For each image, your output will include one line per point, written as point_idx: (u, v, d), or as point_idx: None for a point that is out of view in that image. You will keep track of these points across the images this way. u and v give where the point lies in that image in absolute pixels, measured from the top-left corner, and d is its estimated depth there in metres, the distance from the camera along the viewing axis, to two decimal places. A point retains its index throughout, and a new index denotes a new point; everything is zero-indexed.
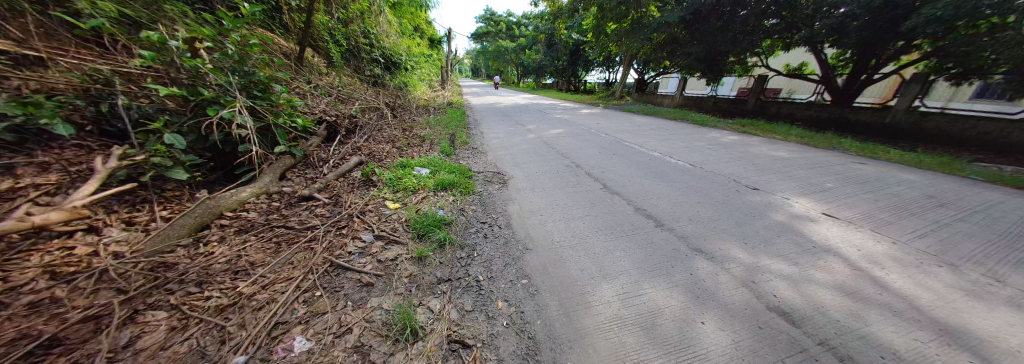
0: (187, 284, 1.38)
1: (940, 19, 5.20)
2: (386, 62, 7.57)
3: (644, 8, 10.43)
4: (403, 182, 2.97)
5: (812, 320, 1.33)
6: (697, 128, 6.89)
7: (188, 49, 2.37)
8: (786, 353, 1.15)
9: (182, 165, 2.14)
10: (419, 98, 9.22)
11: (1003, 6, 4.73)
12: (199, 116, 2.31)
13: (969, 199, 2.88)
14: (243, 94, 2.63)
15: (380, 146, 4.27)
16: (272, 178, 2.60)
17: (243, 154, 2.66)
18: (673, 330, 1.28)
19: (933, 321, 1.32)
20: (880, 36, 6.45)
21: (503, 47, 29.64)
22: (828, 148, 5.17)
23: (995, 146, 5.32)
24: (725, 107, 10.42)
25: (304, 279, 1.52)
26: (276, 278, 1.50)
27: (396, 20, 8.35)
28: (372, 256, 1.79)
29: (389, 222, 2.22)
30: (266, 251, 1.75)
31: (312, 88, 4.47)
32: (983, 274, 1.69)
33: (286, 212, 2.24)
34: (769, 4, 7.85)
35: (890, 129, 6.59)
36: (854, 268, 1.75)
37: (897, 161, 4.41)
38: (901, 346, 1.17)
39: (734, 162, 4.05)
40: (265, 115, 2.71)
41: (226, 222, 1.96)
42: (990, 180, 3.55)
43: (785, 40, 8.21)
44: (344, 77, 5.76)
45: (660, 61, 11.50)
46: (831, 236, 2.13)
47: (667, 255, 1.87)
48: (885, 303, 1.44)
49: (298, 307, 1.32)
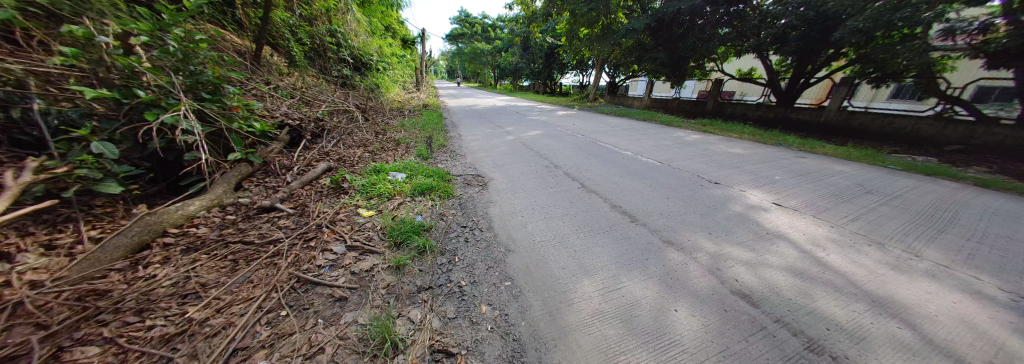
0: (125, 312, 1.20)
1: (861, 30, 6.01)
2: (355, 62, 7.21)
3: (613, 15, 10.93)
4: (376, 187, 2.84)
5: (770, 300, 1.47)
6: (665, 128, 7.33)
7: (121, 45, 2.07)
8: (749, 332, 1.27)
9: (114, 176, 1.86)
10: (393, 100, 8.88)
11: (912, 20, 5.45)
12: (135, 121, 2.03)
13: (890, 186, 3.35)
14: (189, 96, 2.36)
15: (350, 151, 4.06)
16: (227, 188, 2.35)
17: (191, 163, 2.40)
18: (650, 320, 1.35)
19: (867, 293, 1.52)
20: (814, 45, 7.31)
21: (478, 49, 29.44)
22: (776, 144, 5.76)
23: (908, 140, 6.24)
24: (687, 108, 11.20)
25: (266, 299, 1.39)
26: (234, 300, 1.35)
27: (366, 18, 8.02)
28: (346, 268, 1.69)
29: (363, 231, 2.12)
30: (221, 270, 1.57)
31: (272, 89, 4.15)
32: (905, 250, 1.97)
33: (242, 226, 2.04)
34: (723, 14, 8.55)
35: (825, 126, 7.57)
36: (801, 251, 1.96)
37: (832, 154, 5.02)
38: (842, 318, 1.34)
39: (698, 159, 4.37)
40: (216, 119, 2.46)
41: (171, 240, 1.75)
42: (906, 169, 4.15)
43: (737, 47, 9.05)
44: (309, 78, 5.40)
45: (629, 65, 12.13)
46: (781, 223, 2.37)
47: (641, 248, 1.97)
48: (828, 281, 1.63)
49: (261, 330, 1.21)
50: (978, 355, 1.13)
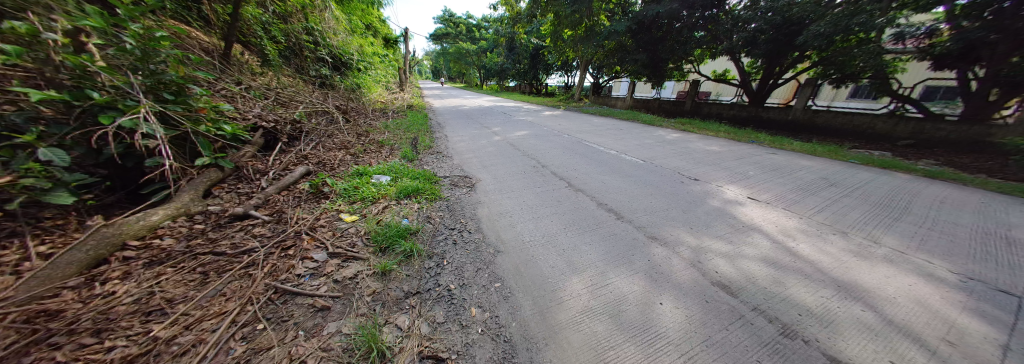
0: (81, 333, 1.09)
1: (823, 35, 6.46)
2: (334, 62, 6.94)
3: (595, 17, 11.16)
4: (359, 191, 2.75)
5: (747, 289, 1.55)
6: (646, 127, 7.57)
7: (70, 43, 1.89)
8: (729, 321, 1.33)
9: (65, 186, 1.69)
10: (376, 100, 8.62)
11: (867, 25, 5.91)
12: (89, 125, 1.86)
13: (851, 179, 3.62)
14: (150, 97, 2.18)
15: (331, 154, 3.90)
16: (195, 195, 2.19)
17: (154, 169, 2.22)
18: (637, 314, 1.38)
19: (833, 279, 1.64)
20: (782, 49, 7.79)
21: (463, 49, 29.13)
22: (749, 142, 6.09)
23: (865, 136, 6.80)
24: (667, 108, 11.62)
25: (240, 313, 1.30)
26: (204, 315, 1.26)
27: (345, 17, 7.75)
28: (328, 277, 1.62)
29: (346, 237, 2.04)
30: (188, 284, 1.46)
31: (244, 90, 3.92)
32: (865, 237, 2.15)
33: (213, 236, 1.91)
34: (699, 18, 8.94)
35: (792, 124, 8.10)
36: (774, 242, 2.08)
37: (799, 150, 5.37)
38: (812, 304, 1.43)
39: (678, 157, 4.55)
40: (181, 121, 2.28)
41: (132, 253, 1.62)
42: (864, 163, 4.51)
43: (711, 49, 9.49)
44: (284, 78, 5.15)
45: (611, 66, 12.42)
46: (755, 216, 2.50)
47: (627, 244, 2.03)
48: (799, 269, 1.74)
49: (235, 345, 1.13)
50: (930, 332, 1.24)
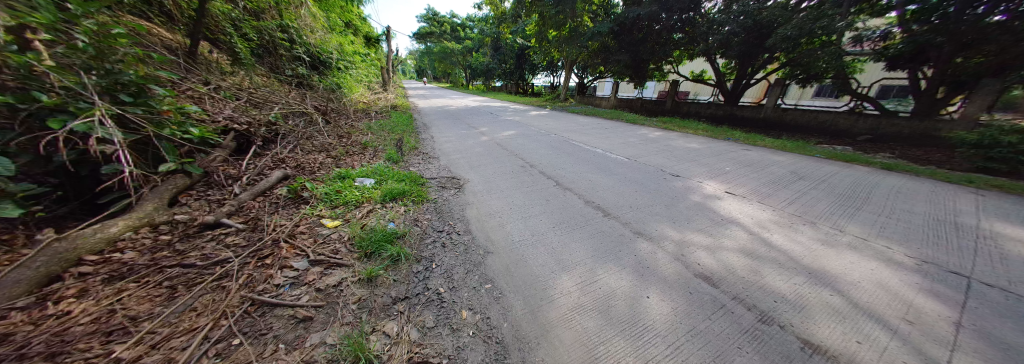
0: (30, 359, 0.99)
1: (790, 37, 6.87)
2: (312, 60, 6.65)
3: (579, 19, 11.32)
4: (342, 195, 2.65)
5: (727, 279, 1.63)
6: (630, 126, 7.77)
7: (13, 40, 1.71)
8: (712, 310, 1.39)
9: (10, 197, 1.53)
10: (358, 100, 8.34)
11: (828, 29, 6.36)
12: (35, 130, 1.68)
13: (818, 173, 3.88)
14: (106, 99, 2.00)
15: (310, 157, 3.74)
16: (160, 203, 2.03)
17: (113, 177, 2.04)
18: (626, 308, 1.42)
19: (804, 267, 1.75)
20: (753, 51, 8.23)
21: (447, 49, 28.72)
22: (725, 139, 6.39)
23: (829, 132, 7.32)
24: (649, 107, 11.98)
25: (213, 328, 1.22)
26: (173, 333, 1.17)
27: (323, 14, 7.45)
28: (309, 286, 1.55)
29: (328, 243, 1.96)
30: (154, 299, 1.35)
31: (212, 90, 3.68)
32: (832, 226, 2.30)
33: (180, 247, 1.78)
34: (677, 20, 9.26)
35: (764, 122, 8.57)
36: (751, 233, 2.19)
37: (772, 146, 5.69)
38: (787, 291, 1.52)
39: (661, 154, 4.70)
40: (143, 125, 2.09)
41: (89, 269, 1.48)
42: (830, 157, 4.84)
43: (689, 51, 9.88)
44: (257, 78, 4.88)
45: (595, 66, 12.66)
46: (733, 210, 2.62)
47: (615, 241, 2.07)
48: (773, 258, 1.85)
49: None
50: (892, 313, 1.35)
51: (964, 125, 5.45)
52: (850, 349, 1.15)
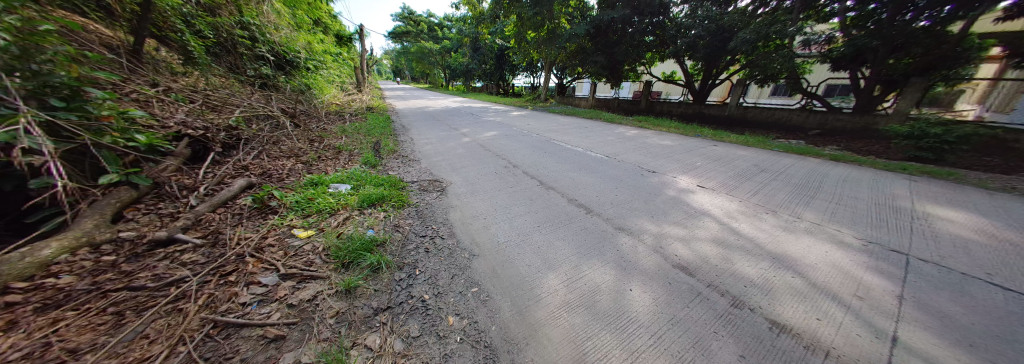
0: None
1: (749, 40, 7.42)
2: (277, 60, 6.23)
3: (556, 20, 11.50)
4: (315, 203, 2.51)
5: (702, 269, 1.72)
6: (608, 124, 8.01)
7: None
8: (690, 299, 1.46)
9: None
10: (330, 102, 7.93)
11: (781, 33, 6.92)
12: None
13: (777, 165, 4.21)
14: (30, 103, 1.74)
15: (278, 163, 3.50)
16: (101, 219, 1.81)
17: (44, 191, 1.79)
18: (610, 302, 1.45)
19: (769, 253, 1.89)
20: (717, 53, 8.78)
21: (425, 49, 28.05)
22: (695, 136, 6.76)
23: (784, 128, 8.00)
24: (624, 106, 12.42)
25: (169, 356, 1.09)
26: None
27: (288, 11, 7.00)
28: (281, 302, 1.44)
29: (300, 255, 1.84)
30: (97, 328, 1.19)
31: (162, 93, 3.34)
32: (790, 214, 2.51)
33: (127, 268, 1.59)
34: (648, 24, 9.65)
35: (729, 119, 9.19)
36: (721, 223, 2.33)
37: (736, 142, 6.10)
38: (755, 276, 1.63)
39: (638, 151, 4.88)
40: (77, 132, 1.86)
41: (13, 298, 1.28)
42: (787, 151, 5.28)
43: (660, 52, 10.37)
44: (214, 79, 4.48)
45: (573, 66, 12.93)
46: (705, 202, 2.78)
47: (598, 237, 2.13)
48: (742, 246, 1.97)
49: None
50: (845, 290, 1.49)
51: (897, 119, 6.12)
52: (812, 326, 1.26)
